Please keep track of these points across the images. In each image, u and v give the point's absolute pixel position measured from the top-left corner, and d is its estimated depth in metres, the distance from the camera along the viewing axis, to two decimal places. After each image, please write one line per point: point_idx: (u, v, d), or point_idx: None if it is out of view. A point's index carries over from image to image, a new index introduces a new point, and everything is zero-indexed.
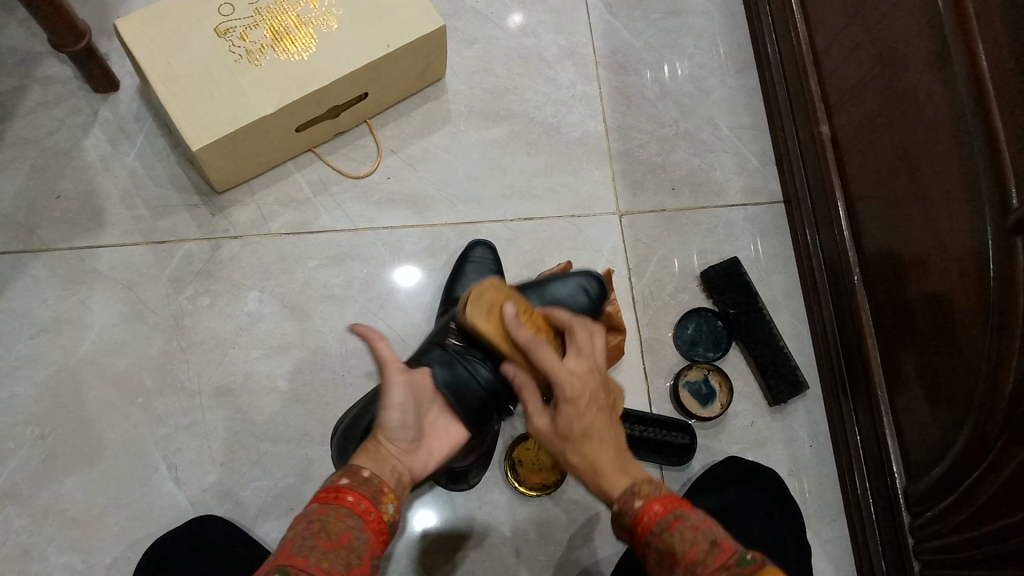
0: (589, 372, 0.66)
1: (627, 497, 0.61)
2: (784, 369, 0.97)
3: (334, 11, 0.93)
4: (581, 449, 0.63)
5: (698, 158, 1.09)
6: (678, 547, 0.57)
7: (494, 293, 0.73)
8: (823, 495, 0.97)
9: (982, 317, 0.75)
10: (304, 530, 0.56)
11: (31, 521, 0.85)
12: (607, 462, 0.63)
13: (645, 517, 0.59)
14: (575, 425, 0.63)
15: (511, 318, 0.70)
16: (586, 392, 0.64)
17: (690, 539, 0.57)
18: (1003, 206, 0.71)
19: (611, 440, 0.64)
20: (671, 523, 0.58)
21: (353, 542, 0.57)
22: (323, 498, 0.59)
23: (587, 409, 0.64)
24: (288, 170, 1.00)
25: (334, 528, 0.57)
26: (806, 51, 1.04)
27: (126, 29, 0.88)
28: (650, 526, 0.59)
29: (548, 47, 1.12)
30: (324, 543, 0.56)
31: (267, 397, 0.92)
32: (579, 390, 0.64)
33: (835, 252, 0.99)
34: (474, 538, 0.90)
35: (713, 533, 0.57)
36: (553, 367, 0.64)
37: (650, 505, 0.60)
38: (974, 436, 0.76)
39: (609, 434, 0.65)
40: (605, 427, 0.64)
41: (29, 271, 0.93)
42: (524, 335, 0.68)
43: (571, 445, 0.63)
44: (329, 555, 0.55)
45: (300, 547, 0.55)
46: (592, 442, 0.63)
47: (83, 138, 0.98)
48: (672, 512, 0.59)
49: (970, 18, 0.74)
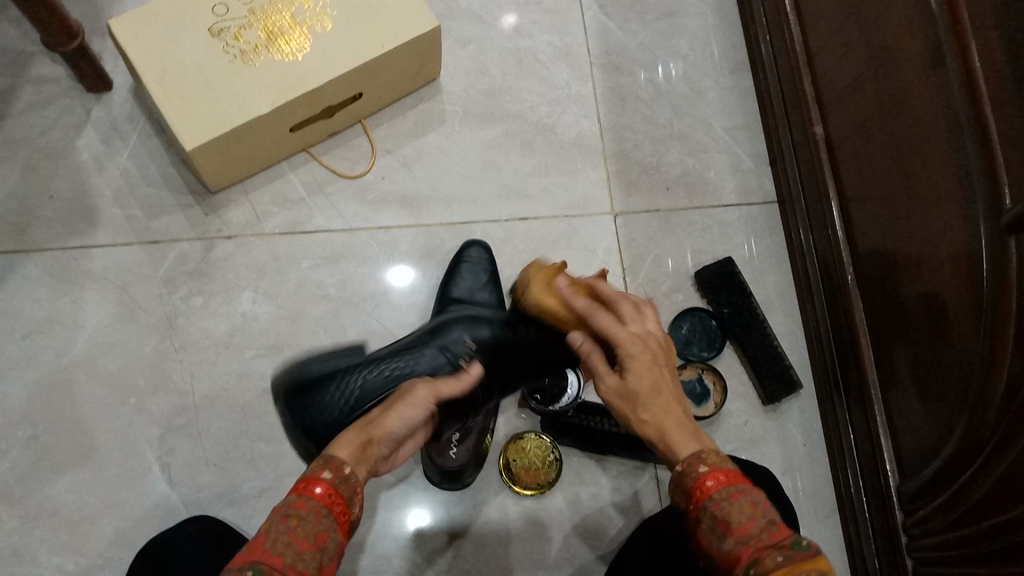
0: (649, 335, 0.65)
1: (691, 461, 0.59)
2: (778, 369, 0.98)
3: (328, 11, 0.93)
4: (647, 410, 0.62)
5: (692, 158, 1.10)
6: (734, 518, 0.55)
7: (548, 273, 0.80)
8: (816, 494, 0.97)
9: (975, 317, 0.75)
10: (279, 526, 0.54)
11: (24, 522, 0.85)
12: (676, 428, 0.62)
13: (705, 482, 0.58)
14: (644, 384, 0.63)
15: (568, 291, 0.72)
16: (645, 352, 0.64)
17: (748, 513, 0.56)
18: (996, 206, 0.71)
19: (679, 399, 0.64)
20: (732, 495, 0.57)
21: (328, 543, 0.55)
22: (300, 492, 0.56)
23: (649, 369, 0.63)
24: (282, 170, 1.00)
25: (311, 528, 0.54)
26: (800, 51, 1.04)
27: (120, 29, 0.88)
28: (708, 493, 0.57)
29: (542, 47, 1.12)
30: (298, 542, 0.53)
31: (261, 397, 0.92)
32: (640, 350, 0.64)
33: (829, 252, 0.99)
34: (468, 539, 0.90)
35: (770, 513, 0.56)
36: (612, 330, 0.65)
37: (714, 473, 0.58)
38: (968, 435, 0.76)
39: (677, 395, 0.64)
40: (671, 387, 0.64)
41: (22, 271, 0.93)
42: (584, 306, 0.68)
43: (639, 406, 0.63)
44: (303, 556, 0.53)
45: (274, 544, 0.52)
46: (660, 401, 0.63)
47: (76, 138, 0.98)
48: (734, 484, 0.57)
49: (963, 18, 0.75)
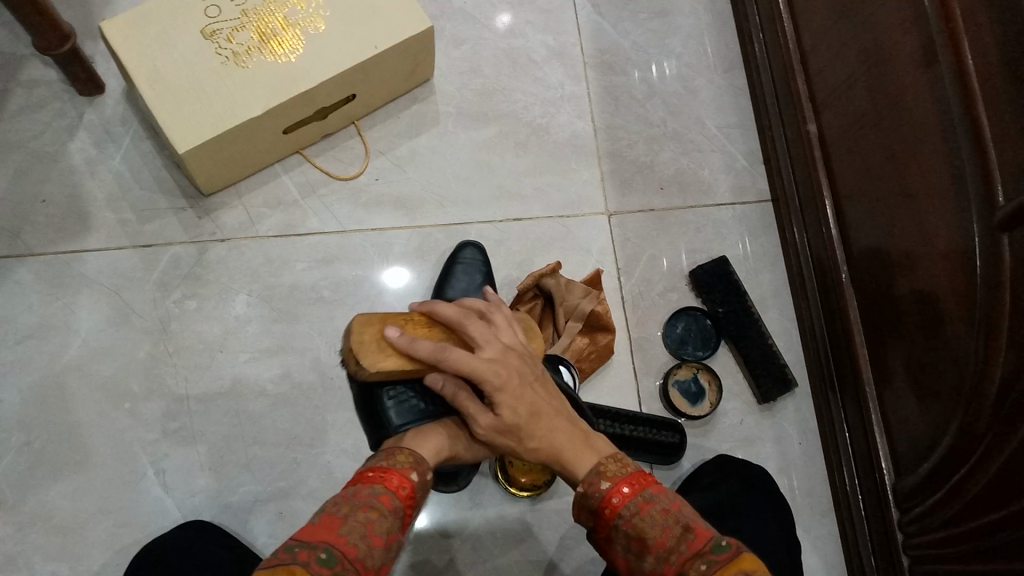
0: (502, 356, 0.66)
1: (593, 480, 0.62)
2: (773, 367, 0.98)
3: (321, 12, 0.93)
4: (535, 436, 0.65)
5: (686, 157, 1.10)
6: (649, 532, 0.58)
7: (375, 331, 0.73)
8: (812, 493, 0.97)
9: (968, 315, 0.76)
10: (359, 515, 0.56)
11: (18, 528, 0.84)
12: (569, 443, 0.65)
13: (612, 499, 0.61)
14: (520, 410, 0.65)
15: (400, 338, 0.68)
16: (509, 376, 0.65)
17: (661, 523, 0.59)
18: (990, 204, 0.72)
19: (559, 412, 0.67)
20: (641, 507, 0.60)
21: (393, 543, 0.57)
22: (386, 487, 0.59)
23: (518, 390, 0.65)
24: (275, 172, 1.00)
25: (385, 526, 0.57)
26: (793, 50, 1.04)
27: (111, 32, 0.87)
28: (617, 510, 0.60)
29: (536, 47, 1.12)
30: (374, 536, 0.55)
31: (256, 400, 0.91)
32: (504, 377, 0.64)
33: (823, 250, 0.99)
34: (464, 540, 0.89)
35: (684, 517, 0.59)
36: (470, 365, 0.64)
37: (617, 488, 0.61)
38: (963, 431, 0.77)
39: (552, 408, 0.67)
40: (545, 405, 0.66)
41: (14, 276, 0.92)
42: (426, 350, 0.66)
43: (523, 433, 0.65)
44: (373, 551, 0.55)
45: (352, 534, 0.54)
46: (540, 425, 0.65)
47: (68, 142, 0.98)
48: (641, 496, 0.60)
49: (955, 17, 0.75)
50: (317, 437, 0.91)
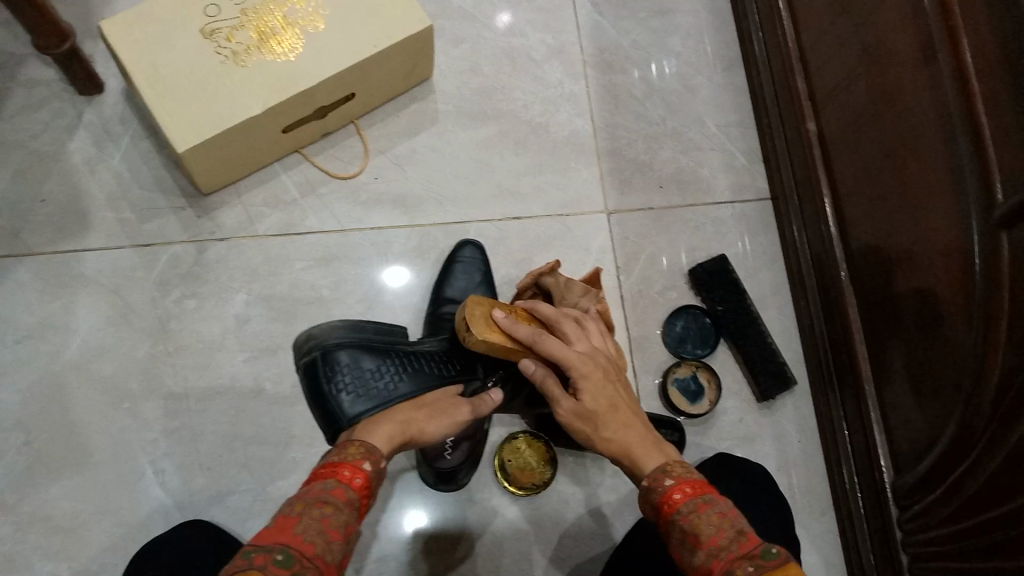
0: (595, 353, 0.70)
1: (657, 475, 0.61)
2: (772, 365, 0.98)
3: (321, 11, 0.93)
4: (608, 428, 0.66)
5: (686, 156, 1.10)
6: (703, 530, 0.55)
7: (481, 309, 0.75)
8: (812, 491, 0.97)
9: (967, 312, 0.76)
10: (313, 512, 0.55)
11: (18, 527, 0.84)
12: (639, 440, 0.65)
13: (673, 495, 0.59)
14: (599, 403, 0.66)
15: (507, 322, 0.73)
16: (596, 369, 0.68)
17: (717, 524, 0.55)
18: (988, 201, 0.72)
19: (635, 415, 0.67)
20: (699, 506, 0.57)
21: (352, 535, 0.57)
22: (339, 481, 0.59)
23: (600, 384, 0.67)
24: (275, 171, 1.00)
25: (342, 519, 0.57)
26: (793, 48, 1.04)
27: (111, 31, 0.88)
28: (676, 506, 0.58)
29: (536, 46, 1.12)
30: (330, 531, 0.55)
31: (255, 399, 0.91)
32: (590, 368, 0.67)
33: (822, 248, 0.99)
34: (463, 539, 0.90)
35: (739, 522, 0.56)
36: (563, 353, 0.67)
37: (680, 485, 0.59)
38: (962, 429, 0.76)
39: (633, 408, 0.68)
40: (623, 402, 0.68)
41: (14, 276, 0.92)
42: (525, 333, 0.71)
43: (599, 424, 0.66)
44: (333, 546, 0.54)
45: (310, 531, 0.54)
46: (615, 420, 0.66)
47: (68, 142, 0.98)
48: (700, 496, 0.58)
49: (954, 14, 0.75)
50: (317, 435, 0.91)
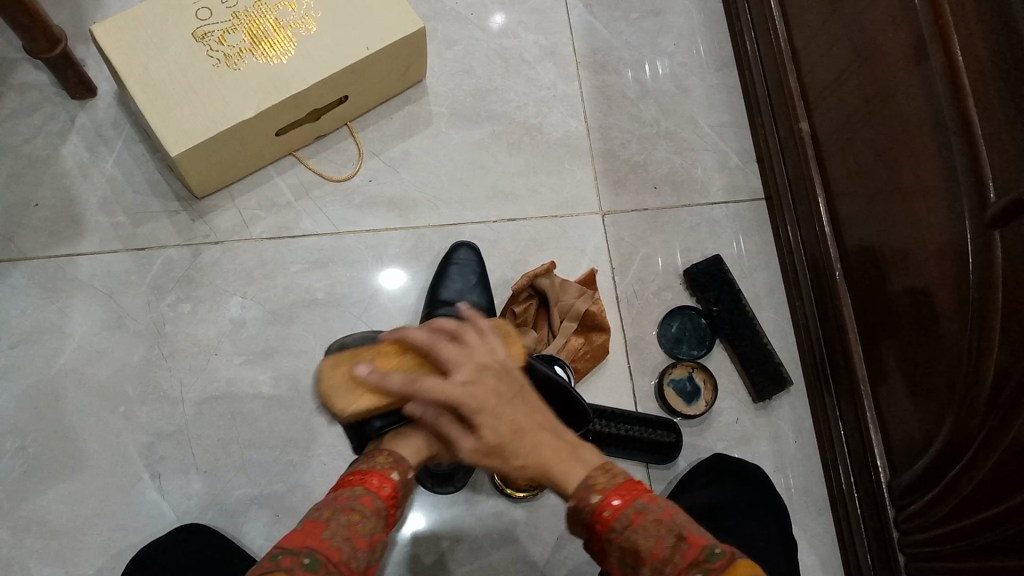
0: (481, 375, 0.60)
1: (582, 493, 0.57)
2: (767, 366, 0.98)
3: (313, 14, 0.93)
4: (519, 455, 0.58)
5: (680, 156, 1.10)
6: (642, 545, 0.54)
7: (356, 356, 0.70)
8: (808, 490, 0.97)
9: (961, 312, 0.76)
10: (341, 518, 0.56)
11: (13, 533, 0.84)
12: (555, 458, 0.59)
13: (603, 512, 0.56)
14: (502, 430, 0.58)
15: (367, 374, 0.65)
16: (488, 395, 0.59)
17: (654, 534, 0.55)
18: (981, 201, 0.72)
19: (544, 425, 0.60)
20: (632, 519, 0.56)
21: (376, 544, 0.58)
22: (367, 489, 0.60)
23: (499, 408, 0.59)
24: (269, 174, 1.00)
25: (368, 526, 0.58)
26: (785, 49, 1.04)
27: (102, 36, 0.87)
28: (609, 523, 0.56)
29: (528, 47, 1.12)
30: (357, 539, 0.56)
31: (251, 403, 0.91)
32: (480, 399, 0.58)
33: (817, 248, 0.99)
34: (461, 542, 0.89)
35: (676, 525, 0.55)
36: (442, 393, 0.59)
37: (608, 500, 0.56)
38: (958, 428, 0.77)
39: (540, 422, 0.60)
40: (528, 419, 0.59)
41: (7, 281, 0.92)
42: (399, 379, 0.62)
43: (508, 454, 0.58)
44: (358, 553, 0.56)
45: (336, 537, 0.55)
46: (526, 442, 0.59)
47: (61, 146, 0.97)
48: (632, 506, 0.56)
49: (945, 14, 0.75)
50: (313, 439, 0.91)
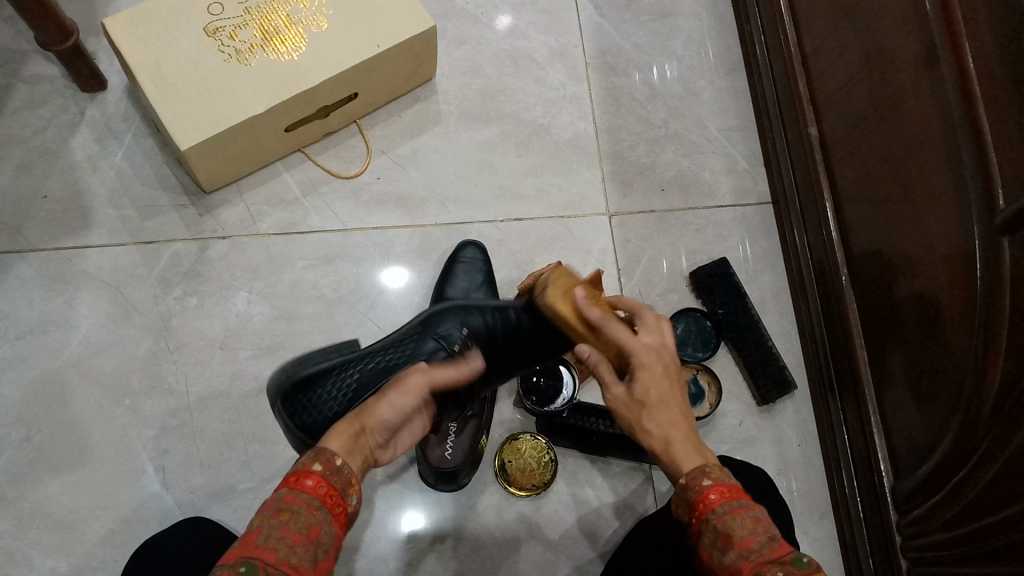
0: (662, 348, 0.66)
1: (694, 474, 0.60)
2: (773, 369, 0.98)
3: (324, 11, 0.93)
4: (654, 420, 0.63)
5: (687, 159, 1.10)
6: (736, 532, 0.56)
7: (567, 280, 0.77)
8: (811, 494, 0.97)
9: (967, 318, 0.76)
10: (272, 521, 0.55)
11: (17, 523, 0.84)
12: (679, 438, 0.62)
13: (709, 494, 0.58)
14: (651, 394, 0.64)
15: (583, 301, 0.71)
16: (659, 363, 0.65)
17: (750, 528, 0.56)
18: (990, 207, 0.72)
19: (685, 414, 0.64)
20: (734, 508, 0.57)
21: (320, 537, 0.56)
22: (292, 487, 0.57)
23: (660, 377, 0.64)
24: (277, 170, 1.00)
25: (304, 521, 0.55)
26: (794, 53, 1.04)
27: (114, 28, 0.88)
28: (711, 506, 0.58)
29: (538, 48, 1.12)
30: (291, 536, 0.54)
31: (255, 398, 0.91)
32: (652, 360, 0.64)
33: (823, 252, 0.99)
34: (462, 539, 0.89)
35: (772, 529, 0.56)
36: (626, 341, 0.65)
37: (717, 487, 0.59)
38: (962, 435, 0.77)
39: (685, 410, 0.64)
40: (677, 399, 0.64)
41: (15, 272, 0.92)
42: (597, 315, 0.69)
43: (645, 414, 0.64)
44: (297, 550, 0.54)
45: (268, 539, 0.53)
46: (666, 414, 0.63)
47: (71, 138, 0.98)
48: (737, 499, 0.58)
49: (957, 20, 0.75)
50: None
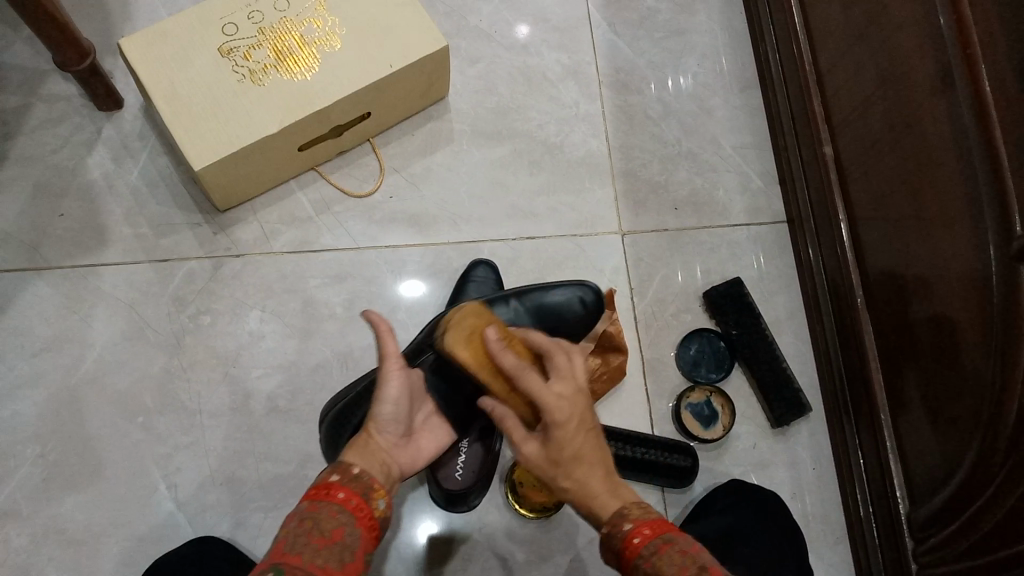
0: (575, 394, 0.63)
1: (616, 520, 0.59)
2: (787, 390, 0.97)
3: (337, 31, 0.93)
4: (573, 475, 0.61)
5: (701, 177, 1.09)
6: (665, 571, 0.55)
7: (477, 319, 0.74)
8: (826, 518, 0.96)
9: (985, 342, 0.75)
10: (297, 528, 0.56)
11: (31, 540, 0.85)
12: (598, 488, 0.61)
13: (633, 539, 0.58)
14: (566, 450, 0.61)
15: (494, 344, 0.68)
16: (574, 415, 0.62)
17: (679, 562, 0.55)
18: (1006, 232, 0.71)
19: (600, 462, 0.63)
20: (660, 546, 0.57)
21: (346, 539, 0.57)
22: (312, 497, 0.58)
23: (576, 431, 0.61)
24: (291, 189, 1.01)
25: (326, 525, 0.56)
26: (810, 71, 1.03)
27: (130, 49, 0.89)
28: (638, 551, 0.57)
29: (551, 66, 1.12)
30: (316, 540, 0.55)
31: (267, 417, 0.91)
32: (566, 414, 0.61)
33: (838, 272, 0.98)
34: (473, 562, 0.89)
35: (701, 557, 0.56)
36: (538, 393, 0.62)
37: (639, 528, 0.58)
38: (980, 461, 0.75)
39: (601, 457, 0.63)
40: (592, 447, 0.63)
41: (32, 289, 0.93)
42: (508, 364, 0.65)
43: (561, 472, 0.62)
44: (323, 552, 0.54)
45: (294, 545, 0.54)
46: (581, 468, 0.62)
47: (87, 156, 0.99)
48: (660, 536, 0.58)
49: (973, 43, 0.74)
50: None
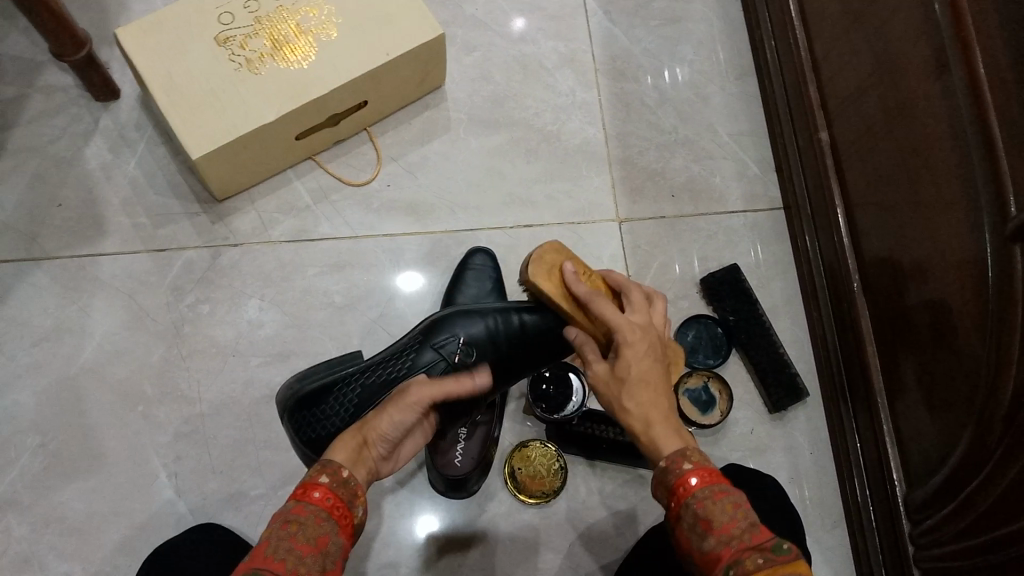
0: (644, 327, 0.66)
1: (675, 457, 0.60)
2: (784, 375, 0.98)
3: (333, 20, 0.93)
4: (635, 399, 0.63)
5: (697, 164, 1.10)
6: (717, 517, 0.56)
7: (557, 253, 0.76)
8: (823, 501, 0.97)
9: (981, 325, 0.75)
10: (281, 532, 0.55)
11: (32, 529, 0.85)
12: (659, 419, 0.63)
13: (689, 479, 0.59)
14: (633, 372, 0.64)
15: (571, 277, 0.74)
16: (643, 342, 0.65)
17: (730, 513, 0.56)
18: (1002, 214, 0.71)
19: (665, 396, 0.65)
20: (714, 493, 0.57)
21: (329, 547, 0.57)
22: (300, 499, 0.58)
23: (643, 357, 0.64)
24: (288, 178, 1.01)
25: (311, 532, 0.56)
26: (806, 58, 1.04)
27: (126, 39, 0.89)
28: (691, 490, 0.58)
29: (547, 54, 1.12)
30: (299, 547, 0.55)
31: (266, 405, 0.92)
32: (636, 340, 0.65)
33: (835, 258, 0.98)
34: (473, 547, 0.90)
35: (752, 515, 0.56)
36: (611, 318, 0.66)
37: (697, 470, 0.59)
38: (975, 442, 0.76)
39: (665, 393, 0.65)
40: (658, 379, 0.65)
41: (31, 280, 0.93)
42: (584, 294, 0.70)
43: (627, 394, 0.64)
44: (306, 560, 0.55)
45: (276, 550, 0.54)
46: (646, 395, 0.64)
47: (84, 147, 0.99)
48: (717, 484, 0.58)
49: (968, 27, 0.74)
50: None
